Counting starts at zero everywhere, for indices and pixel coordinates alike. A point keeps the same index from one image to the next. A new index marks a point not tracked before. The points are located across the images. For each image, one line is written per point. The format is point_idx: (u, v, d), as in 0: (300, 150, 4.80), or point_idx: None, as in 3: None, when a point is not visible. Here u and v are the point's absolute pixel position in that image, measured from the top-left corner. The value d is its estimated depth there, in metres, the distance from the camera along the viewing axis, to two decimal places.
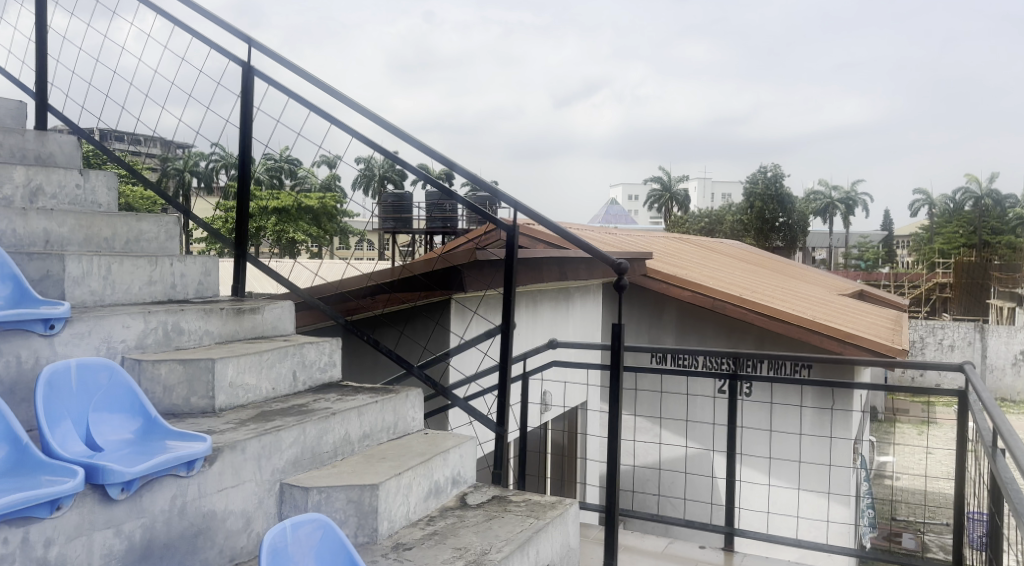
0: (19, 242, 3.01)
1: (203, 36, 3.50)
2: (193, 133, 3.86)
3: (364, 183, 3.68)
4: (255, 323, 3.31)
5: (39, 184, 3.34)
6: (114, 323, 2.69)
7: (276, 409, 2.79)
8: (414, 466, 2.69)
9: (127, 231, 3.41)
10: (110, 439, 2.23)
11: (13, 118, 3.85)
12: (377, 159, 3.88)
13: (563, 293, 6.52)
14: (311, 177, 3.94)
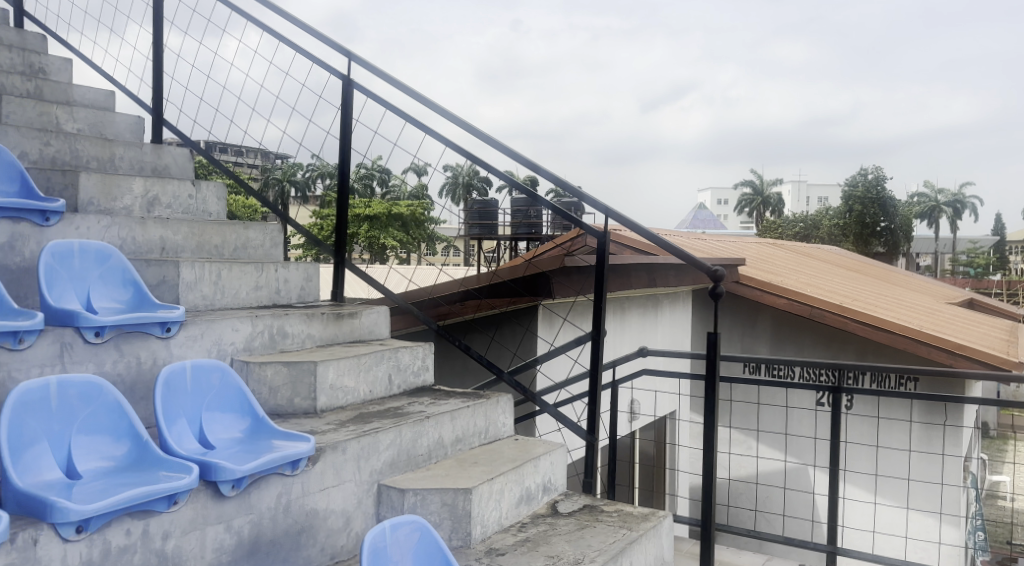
0: (138, 250, 3.20)
1: (306, 51, 3.63)
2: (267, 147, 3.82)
3: (451, 190, 3.72)
4: (354, 327, 3.40)
5: (156, 195, 3.55)
6: (225, 327, 2.82)
7: (374, 411, 2.86)
8: (506, 472, 2.69)
9: (235, 239, 3.58)
10: (221, 438, 2.34)
11: (132, 132, 4.11)
12: (463, 166, 3.91)
13: (652, 299, 6.42)
14: (401, 186, 4.02)
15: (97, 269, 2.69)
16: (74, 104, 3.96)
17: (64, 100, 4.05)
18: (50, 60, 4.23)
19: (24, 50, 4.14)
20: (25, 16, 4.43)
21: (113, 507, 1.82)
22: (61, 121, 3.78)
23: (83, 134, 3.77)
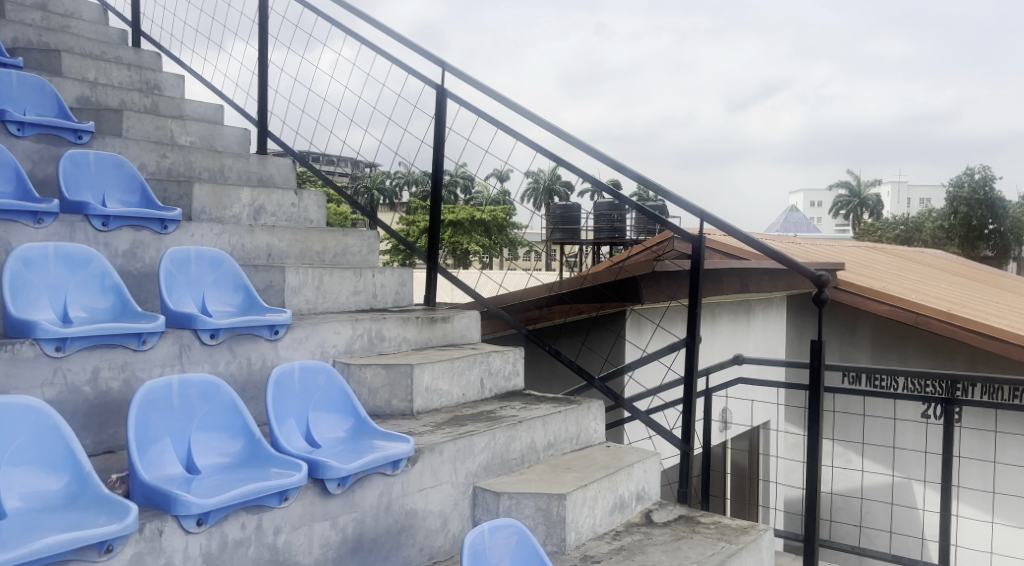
0: (247, 256, 3.36)
1: (402, 62, 3.72)
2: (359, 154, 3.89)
3: (532, 196, 3.70)
4: (446, 331, 3.46)
5: (262, 204, 3.72)
6: (327, 330, 2.92)
7: (468, 414, 2.90)
8: (600, 479, 2.67)
9: (335, 245, 3.71)
10: (326, 437, 2.43)
11: (240, 144, 4.32)
12: (545, 172, 3.89)
13: (745, 305, 6.25)
14: (483, 192, 4.01)
15: (211, 275, 2.83)
16: (187, 118, 4.19)
17: (177, 114, 4.29)
18: (164, 77, 4.49)
19: (142, 68, 4.42)
20: (142, 36, 4.73)
21: (231, 501, 1.91)
22: (176, 135, 4.01)
23: (195, 147, 3.98)
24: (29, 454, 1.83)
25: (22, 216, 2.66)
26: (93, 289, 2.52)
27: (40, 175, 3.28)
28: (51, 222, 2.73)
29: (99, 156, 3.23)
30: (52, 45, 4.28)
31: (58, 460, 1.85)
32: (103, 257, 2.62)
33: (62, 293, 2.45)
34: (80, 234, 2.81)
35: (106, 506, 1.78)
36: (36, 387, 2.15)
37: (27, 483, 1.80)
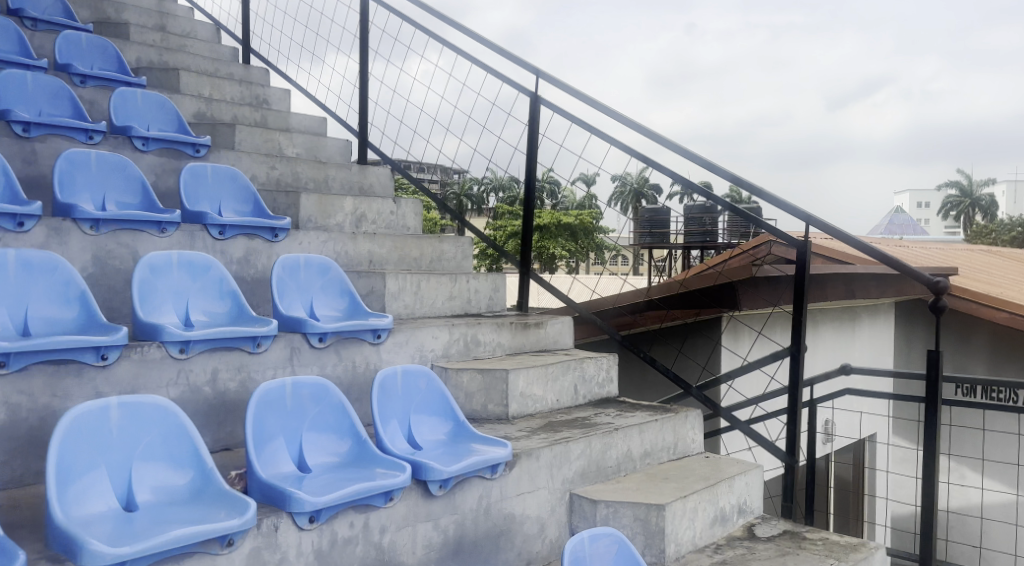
0: (349, 262, 3.48)
1: (497, 71, 3.76)
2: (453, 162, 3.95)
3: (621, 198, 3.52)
4: (539, 337, 3.46)
5: (363, 212, 3.84)
6: (425, 335, 2.99)
7: (563, 421, 2.89)
8: (700, 490, 2.61)
9: (432, 251, 3.79)
10: (427, 439, 2.48)
11: (341, 154, 4.48)
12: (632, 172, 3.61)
13: (849, 312, 5.99)
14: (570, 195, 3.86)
15: (319, 281, 2.95)
16: (293, 131, 4.38)
17: (284, 127, 4.49)
18: (272, 91, 4.71)
19: (252, 84, 4.64)
20: (251, 52, 4.97)
21: (341, 500, 1.98)
22: (283, 146, 4.20)
23: (301, 158, 4.15)
24: (158, 451, 1.96)
25: (148, 226, 2.87)
26: (211, 294, 2.72)
27: (163, 186, 3.51)
28: (173, 231, 2.94)
29: (216, 169, 3.48)
30: (171, 65, 4.56)
31: (184, 456, 1.99)
32: (221, 265, 2.83)
33: (184, 298, 2.66)
34: (199, 242, 3.02)
35: (226, 501, 1.89)
36: (162, 387, 2.31)
37: (156, 479, 1.94)
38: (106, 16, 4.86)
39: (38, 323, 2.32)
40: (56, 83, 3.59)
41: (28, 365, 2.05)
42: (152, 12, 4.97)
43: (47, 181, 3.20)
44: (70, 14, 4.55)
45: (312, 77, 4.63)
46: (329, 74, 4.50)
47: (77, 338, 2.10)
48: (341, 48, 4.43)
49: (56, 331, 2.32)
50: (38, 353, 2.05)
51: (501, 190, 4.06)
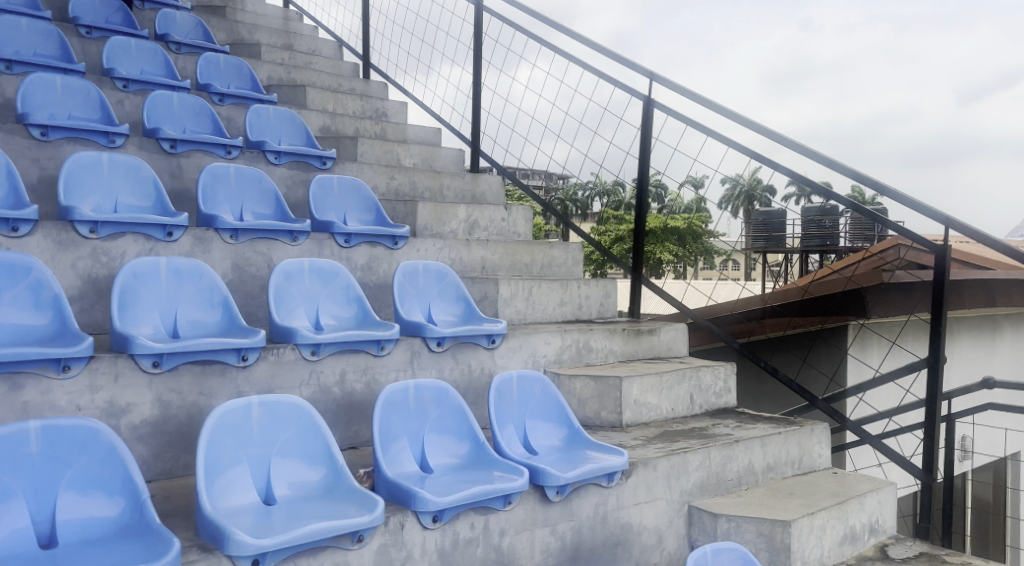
0: (463, 268, 3.55)
1: (610, 76, 3.75)
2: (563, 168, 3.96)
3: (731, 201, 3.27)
4: (652, 344, 3.40)
5: (476, 219, 3.91)
6: (538, 340, 3.02)
7: (679, 430, 2.84)
8: (828, 507, 2.49)
9: (543, 257, 3.81)
10: (542, 445, 2.50)
11: (455, 163, 4.59)
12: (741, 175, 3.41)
13: (989, 321, 5.56)
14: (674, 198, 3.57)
15: (436, 286, 3.11)
16: (409, 142, 4.53)
17: (401, 138, 4.65)
18: (389, 105, 4.89)
19: (371, 98, 4.84)
20: (371, 67, 5.17)
21: (462, 501, 2.02)
22: (401, 157, 4.35)
23: (416, 167, 4.28)
24: (294, 448, 2.07)
25: (280, 234, 3.04)
26: (339, 300, 2.91)
27: (293, 198, 3.72)
28: (304, 239, 3.10)
29: (341, 180, 3.66)
30: (298, 82, 4.82)
31: (318, 454, 2.09)
32: (346, 272, 3.02)
33: (314, 303, 2.85)
34: (326, 249, 3.17)
35: (356, 499, 1.97)
36: (296, 387, 2.49)
37: (293, 474, 2.04)
38: (240, 38, 5.20)
39: (187, 326, 2.53)
40: (199, 102, 3.89)
41: (179, 364, 2.25)
42: (281, 33, 5.27)
43: (191, 194, 3.46)
44: (209, 37, 4.90)
45: (427, 88, 4.77)
46: (444, 85, 4.61)
47: (220, 341, 2.30)
48: (454, 59, 4.54)
49: (203, 333, 2.51)
50: (187, 353, 2.25)
51: (606, 194, 3.96)
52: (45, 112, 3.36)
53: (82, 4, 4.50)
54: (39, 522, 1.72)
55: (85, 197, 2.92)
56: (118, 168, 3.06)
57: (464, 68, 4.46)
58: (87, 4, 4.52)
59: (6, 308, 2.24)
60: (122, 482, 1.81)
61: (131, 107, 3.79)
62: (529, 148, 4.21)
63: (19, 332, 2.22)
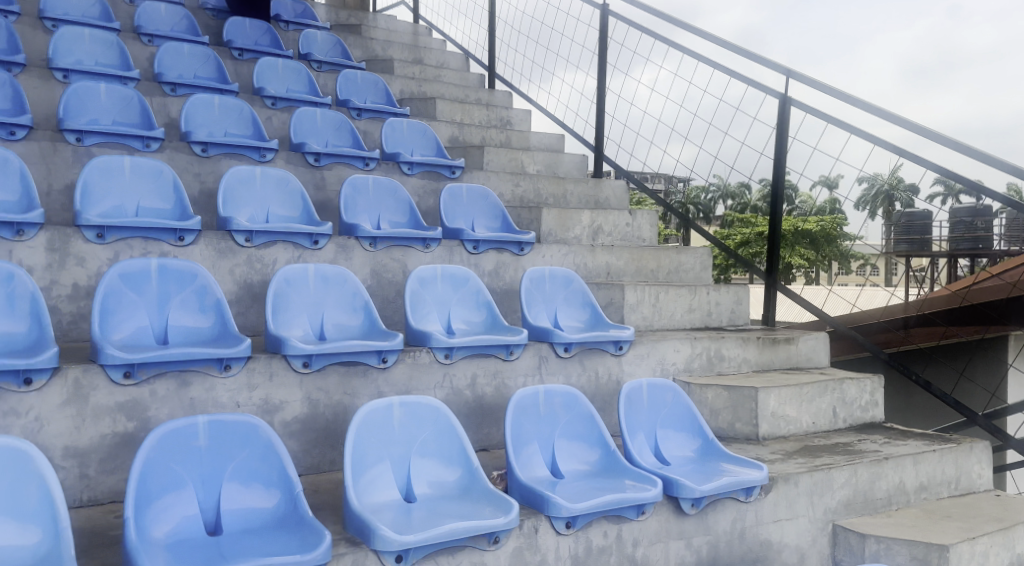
0: (588, 274, 3.54)
1: (740, 74, 3.63)
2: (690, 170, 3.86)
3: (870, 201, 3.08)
4: (790, 353, 3.25)
5: (600, 224, 3.90)
6: (667, 348, 2.97)
7: (821, 445, 2.70)
8: (992, 532, 2.29)
9: (670, 263, 3.74)
10: (675, 455, 2.46)
11: (578, 169, 4.60)
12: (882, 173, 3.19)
13: None
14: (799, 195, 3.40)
15: (563, 292, 3.15)
16: (533, 149, 4.57)
17: (526, 146, 4.71)
18: (514, 113, 4.96)
19: (496, 107, 4.93)
20: (496, 77, 5.27)
21: (596, 509, 2.04)
22: (526, 164, 4.40)
23: (540, 174, 4.32)
24: (431, 447, 2.16)
25: (414, 241, 3.19)
26: (470, 305, 2.98)
27: (424, 206, 3.84)
28: (436, 246, 3.24)
29: (470, 189, 3.74)
30: (427, 94, 4.99)
31: (454, 455, 2.16)
32: (477, 278, 3.10)
33: (447, 307, 2.94)
34: (456, 256, 3.29)
35: (492, 500, 2.04)
36: (432, 388, 2.58)
37: (432, 473, 2.13)
38: (374, 53, 5.43)
39: (332, 329, 2.69)
40: (339, 116, 4.11)
41: (326, 365, 2.39)
42: (410, 48, 5.46)
43: (332, 204, 3.65)
44: (347, 55, 5.15)
45: (551, 95, 4.80)
46: (568, 92, 4.63)
47: (363, 342, 2.42)
48: (578, 64, 4.55)
49: (346, 336, 2.67)
50: (332, 355, 2.38)
51: (731, 196, 3.78)
52: (205, 131, 3.67)
53: (236, 28, 4.86)
54: (207, 510, 1.88)
55: (241, 209, 3.15)
56: (270, 181, 3.27)
57: (587, 74, 4.47)
58: (240, 28, 4.88)
59: (176, 311, 2.44)
60: (278, 476, 1.95)
61: (278, 123, 4.05)
62: (653, 152, 4.13)
63: (187, 334, 2.42)
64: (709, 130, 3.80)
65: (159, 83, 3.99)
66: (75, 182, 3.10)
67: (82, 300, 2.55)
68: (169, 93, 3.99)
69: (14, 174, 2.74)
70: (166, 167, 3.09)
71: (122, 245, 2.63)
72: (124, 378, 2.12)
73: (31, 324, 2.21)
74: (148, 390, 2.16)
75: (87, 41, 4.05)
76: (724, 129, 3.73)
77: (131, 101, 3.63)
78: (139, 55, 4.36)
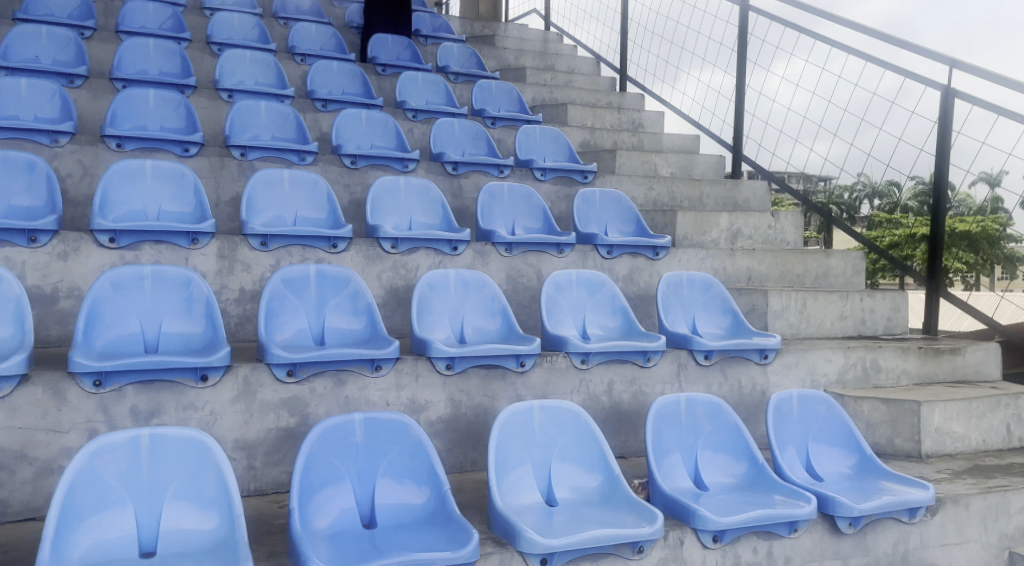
0: (728, 279, 3.44)
1: (896, 66, 3.41)
2: (839, 169, 3.64)
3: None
4: (956, 365, 3.02)
5: (739, 227, 3.78)
6: (817, 357, 2.83)
7: (994, 466, 2.49)
8: None
9: (817, 267, 3.56)
10: (829, 471, 2.36)
11: (715, 170, 4.48)
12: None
13: None
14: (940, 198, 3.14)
15: (702, 298, 3.07)
16: (667, 151, 4.50)
17: (658, 148, 4.64)
18: (647, 116, 4.91)
19: (628, 110, 4.89)
20: (627, 79, 5.24)
21: (744, 523, 2.02)
22: (660, 167, 4.33)
23: (675, 176, 4.24)
24: (571, 452, 2.21)
25: (549, 247, 3.22)
26: (605, 310, 2.96)
27: (557, 211, 3.86)
28: (570, 251, 3.26)
29: (603, 193, 3.71)
30: (560, 100, 5.02)
31: (595, 460, 2.21)
32: (612, 283, 3.07)
33: (582, 313, 2.94)
34: (590, 261, 3.28)
35: (634, 509, 2.08)
36: (568, 393, 2.63)
37: (574, 478, 2.19)
38: (507, 63, 5.53)
39: (472, 332, 2.77)
40: (476, 126, 4.21)
41: (467, 367, 2.50)
42: (542, 55, 5.53)
43: (470, 212, 3.74)
44: (482, 65, 5.26)
45: (685, 96, 4.71)
46: (703, 92, 4.52)
47: (502, 347, 2.50)
48: (715, 63, 4.42)
49: (485, 339, 2.75)
50: (474, 357, 2.49)
51: (881, 196, 3.51)
52: (353, 144, 3.88)
53: (379, 43, 5.05)
54: (362, 504, 1.98)
55: (387, 217, 3.33)
56: (412, 190, 3.45)
57: (726, 72, 4.33)
58: (382, 43, 5.07)
59: (332, 314, 2.65)
60: (426, 472, 2.03)
61: (418, 134, 4.19)
62: (796, 150, 3.92)
63: (341, 335, 2.63)
64: (861, 125, 3.52)
65: (312, 99, 4.24)
66: (239, 195, 3.35)
67: (248, 303, 2.78)
68: (321, 109, 4.21)
69: (189, 188, 3.06)
70: (320, 178, 3.31)
71: (283, 253, 2.86)
72: (287, 376, 2.30)
73: (206, 325, 2.43)
74: (308, 387, 2.34)
75: (248, 63, 4.34)
76: (876, 124, 3.46)
77: (288, 117, 3.88)
78: (293, 73, 4.63)
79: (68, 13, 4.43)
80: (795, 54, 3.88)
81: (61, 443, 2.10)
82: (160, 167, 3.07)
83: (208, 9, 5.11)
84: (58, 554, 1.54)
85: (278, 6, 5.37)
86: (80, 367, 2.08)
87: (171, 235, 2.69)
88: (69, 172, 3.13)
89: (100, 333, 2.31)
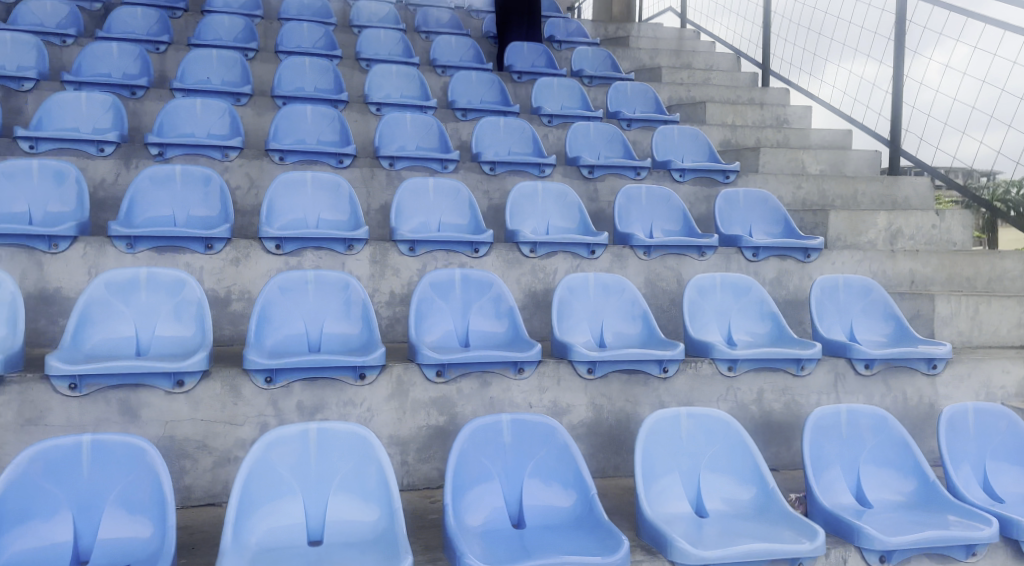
0: (888, 283, 3.23)
1: None
2: (1014, 164, 3.24)
3: None
4: None
5: (899, 227, 3.55)
6: (993, 367, 2.70)
7: None
8: None
9: (989, 270, 3.30)
10: (1010, 491, 2.25)
11: (870, 166, 4.24)
12: None
13: None
14: None
15: (860, 303, 2.90)
16: (815, 148, 4.30)
17: (805, 144, 4.42)
18: (793, 111, 4.73)
19: (772, 106, 4.73)
20: (771, 75, 5.11)
21: (916, 544, 1.98)
22: (807, 165, 4.14)
23: (826, 174, 4.03)
24: (720, 463, 2.27)
25: (689, 249, 3.14)
26: (753, 316, 2.89)
27: (696, 213, 3.74)
28: (712, 253, 3.15)
29: (747, 193, 3.56)
30: (698, 99, 4.91)
31: (747, 472, 2.26)
32: (759, 287, 2.98)
33: (727, 318, 2.87)
34: (734, 264, 3.17)
35: (791, 523, 2.10)
36: (714, 401, 2.63)
37: (726, 490, 2.24)
38: (642, 63, 5.47)
39: (612, 337, 2.80)
40: (611, 128, 4.17)
41: (609, 371, 2.57)
42: (679, 54, 5.44)
43: (607, 215, 3.71)
44: (617, 67, 5.23)
45: (836, 87, 4.47)
46: (855, 83, 4.28)
47: (645, 351, 2.55)
48: (868, 53, 4.16)
49: (626, 344, 2.77)
50: (615, 361, 2.55)
51: None
52: (492, 151, 3.95)
53: (515, 52, 5.12)
54: (511, 504, 2.15)
55: (525, 222, 3.37)
56: (550, 195, 3.46)
57: (881, 63, 4.07)
58: (518, 52, 5.14)
59: (475, 316, 2.76)
60: (573, 476, 2.18)
61: (554, 139, 4.23)
62: (962, 143, 3.55)
63: (485, 338, 2.73)
64: None
65: (453, 109, 4.40)
66: (387, 203, 3.50)
67: (397, 306, 2.94)
68: (460, 118, 4.36)
69: (345, 198, 3.27)
70: (463, 186, 3.42)
71: (429, 257, 2.99)
72: (437, 376, 2.47)
73: (363, 326, 2.61)
74: (455, 387, 2.50)
75: (394, 77, 4.53)
76: None
77: (432, 127, 4.00)
78: (435, 85, 4.79)
79: (235, 36, 4.80)
80: (961, 40, 3.54)
81: (236, 434, 2.32)
82: (319, 177, 3.29)
83: (355, 26, 5.38)
84: (240, 537, 1.80)
85: (420, 21, 5.58)
86: (254, 365, 2.29)
87: (330, 242, 2.88)
88: (237, 184, 3.38)
89: (269, 333, 2.50)
